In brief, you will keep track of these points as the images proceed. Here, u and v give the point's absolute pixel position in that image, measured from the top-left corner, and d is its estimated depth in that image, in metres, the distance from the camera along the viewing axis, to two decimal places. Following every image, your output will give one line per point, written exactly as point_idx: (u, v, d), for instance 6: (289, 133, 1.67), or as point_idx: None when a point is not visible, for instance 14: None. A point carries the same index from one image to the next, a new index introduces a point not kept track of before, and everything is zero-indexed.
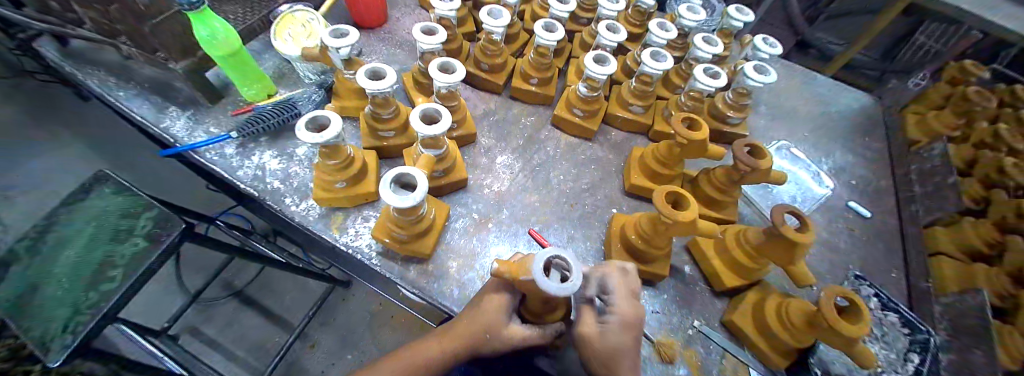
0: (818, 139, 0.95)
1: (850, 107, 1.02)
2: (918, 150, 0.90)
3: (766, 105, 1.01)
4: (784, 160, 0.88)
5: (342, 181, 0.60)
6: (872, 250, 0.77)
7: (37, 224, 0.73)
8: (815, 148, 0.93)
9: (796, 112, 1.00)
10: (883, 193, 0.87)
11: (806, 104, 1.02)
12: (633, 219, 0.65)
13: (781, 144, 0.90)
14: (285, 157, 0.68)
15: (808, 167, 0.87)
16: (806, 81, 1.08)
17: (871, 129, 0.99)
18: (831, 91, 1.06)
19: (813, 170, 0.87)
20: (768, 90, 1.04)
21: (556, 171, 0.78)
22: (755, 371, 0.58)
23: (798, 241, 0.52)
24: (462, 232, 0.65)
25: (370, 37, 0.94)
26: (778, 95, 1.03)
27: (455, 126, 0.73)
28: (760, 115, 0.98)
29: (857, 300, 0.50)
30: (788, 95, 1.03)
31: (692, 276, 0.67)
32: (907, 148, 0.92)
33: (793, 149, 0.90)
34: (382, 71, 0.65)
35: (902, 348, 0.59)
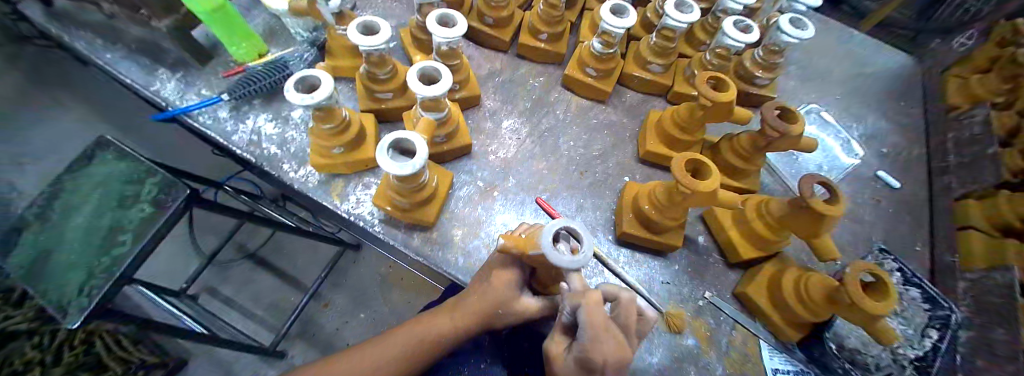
0: (850, 101, 0.89)
1: (887, 68, 0.95)
2: (958, 117, 0.83)
3: (796, 64, 0.93)
4: (814, 127, 0.83)
5: (338, 147, 0.56)
6: (897, 222, 0.74)
7: (43, 191, 0.71)
8: (846, 111, 0.87)
9: (830, 72, 0.93)
10: (914, 163, 0.83)
11: (841, 63, 0.95)
12: (647, 188, 0.61)
13: (813, 107, 0.85)
14: (281, 121, 0.65)
15: (838, 133, 0.82)
16: (841, 37, 0.99)
17: (906, 91, 0.93)
18: (867, 48, 0.98)
19: (844, 136, 0.82)
20: (799, 47, 0.96)
21: (566, 136, 0.74)
22: (764, 343, 0.57)
23: (824, 212, 0.49)
24: (467, 200, 0.63)
25: None
26: (812, 53, 0.95)
27: (459, 87, 0.69)
28: (791, 75, 0.91)
29: (886, 277, 0.46)
30: (823, 54, 0.95)
31: (705, 246, 0.65)
32: (945, 113, 0.86)
33: (825, 113, 0.85)
34: (375, 26, 0.60)
35: (921, 324, 0.57)
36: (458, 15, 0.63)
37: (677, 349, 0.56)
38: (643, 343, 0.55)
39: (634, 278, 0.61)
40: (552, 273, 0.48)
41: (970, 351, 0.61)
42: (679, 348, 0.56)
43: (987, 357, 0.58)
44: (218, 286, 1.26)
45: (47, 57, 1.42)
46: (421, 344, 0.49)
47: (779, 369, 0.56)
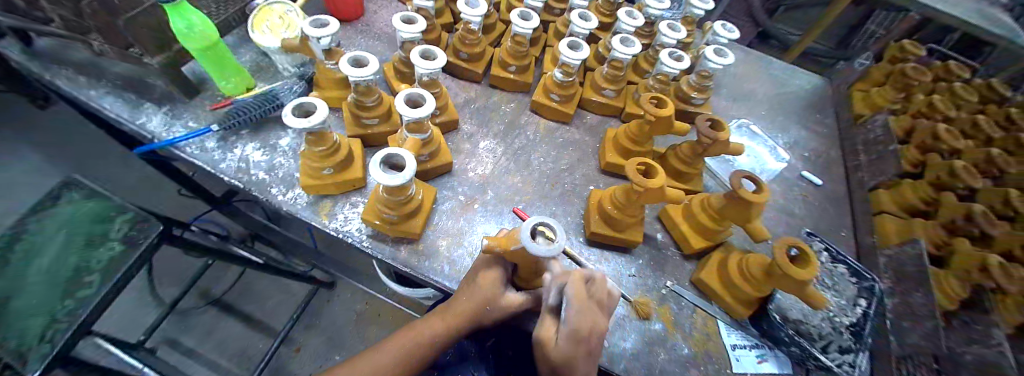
0: (777, 115, 1.03)
1: (803, 88, 1.11)
2: (862, 125, 0.99)
3: (727, 88, 1.07)
4: (742, 137, 0.95)
5: (329, 168, 0.62)
6: (825, 213, 0.85)
7: (2, 234, 0.70)
8: (773, 124, 1.01)
9: (754, 94, 1.07)
10: (835, 164, 0.95)
11: (763, 86, 1.10)
12: (608, 193, 0.69)
13: (741, 122, 0.97)
14: (268, 149, 0.70)
15: (765, 142, 0.94)
16: (762, 65, 1.16)
17: (822, 107, 1.08)
18: (784, 73, 1.15)
19: (770, 145, 0.94)
20: (727, 75, 1.11)
21: (537, 153, 0.82)
22: (722, 322, 0.64)
23: (751, 199, 0.58)
24: (450, 214, 0.68)
25: (349, 31, 0.96)
26: (739, 79, 1.10)
27: (438, 112, 0.76)
28: (722, 96, 1.05)
29: (808, 250, 0.56)
30: (748, 79, 1.11)
31: (664, 242, 0.72)
32: (852, 123, 1.01)
33: (752, 127, 0.97)
34: (365, 60, 0.67)
35: (852, 295, 0.66)
36: (439, 50, 0.72)
37: (646, 333, 0.62)
38: (616, 331, 0.61)
39: (604, 273, 0.67)
40: (532, 267, 0.52)
41: (896, 316, 0.69)
42: (648, 332, 0.62)
43: (909, 318, 0.67)
44: (180, 338, 1.20)
45: (11, 106, 1.40)
46: (415, 347, 0.51)
47: (736, 345, 0.63)
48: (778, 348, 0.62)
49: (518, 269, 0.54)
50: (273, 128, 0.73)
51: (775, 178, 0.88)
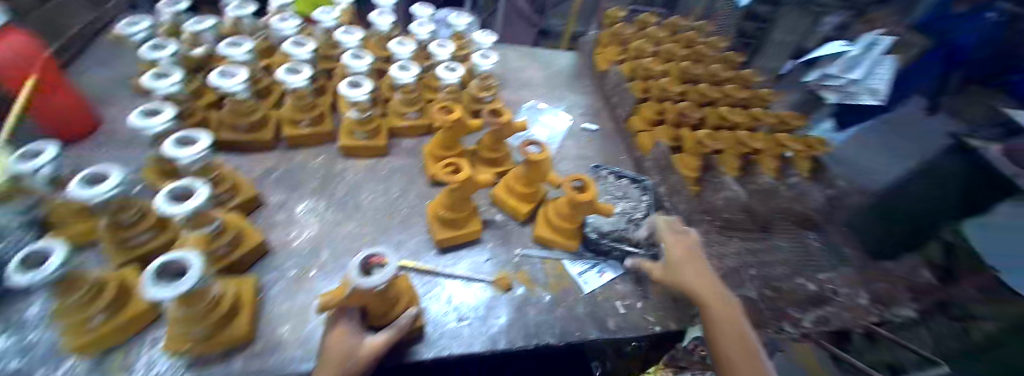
0: (552, 90, 1.32)
1: (565, 64, 1.48)
2: (606, 75, 1.32)
3: (511, 81, 1.33)
4: (532, 114, 1.18)
5: (100, 314, 0.51)
6: (606, 147, 1.11)
7: None
8: (552, 97, 1.29)
9: (533, 79, 1.36)
10: (600, 110, 1.26)
11: (537, 71, 1.41)
12: (436, 200, 0.76)
13: (530, 103, 1.22)
14: (10, 331, 0.55)
15: (550, 111, 1.20)
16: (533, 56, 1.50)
17: (580, 73, 1.44)
18: (550, 57, 1.50)
19: (555, 112, 1.21)
20: (508, 71, 1.38)
21: (366, 193, 0.83)
22: (565, 260, 0.79)
23: (538, 159, 0.73)
24: (284, 294, 0.63)
25: (115, 148, 0.86)
26: (518, 72, 1.38)
27: (229, 195, 0.71)
28: (510, 89, 1.29)
29: (587, 178, 0.73)
30: (524, 70, 1.40)
31: (503, 220, 0.84)
32: (601, 75, 1.35)
33: (538, 104, 1.23)
34: (106, 172, 0.61)
35: (637, 195, 0.88)
36: (201, 131, 0.67)
37: (513, 300, 0.71)
38: (492, 311, 0.68)
39: (462, 272, 0.73)
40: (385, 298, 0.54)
41: None
42: (514, 298, 0.71)
43: None
44: None
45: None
46: None
47: (582, 271, 0.77)
48: (608, 257, 0.79)
49: (374, 310, 0.54)
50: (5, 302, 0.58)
51: (567, 136, 1.13)
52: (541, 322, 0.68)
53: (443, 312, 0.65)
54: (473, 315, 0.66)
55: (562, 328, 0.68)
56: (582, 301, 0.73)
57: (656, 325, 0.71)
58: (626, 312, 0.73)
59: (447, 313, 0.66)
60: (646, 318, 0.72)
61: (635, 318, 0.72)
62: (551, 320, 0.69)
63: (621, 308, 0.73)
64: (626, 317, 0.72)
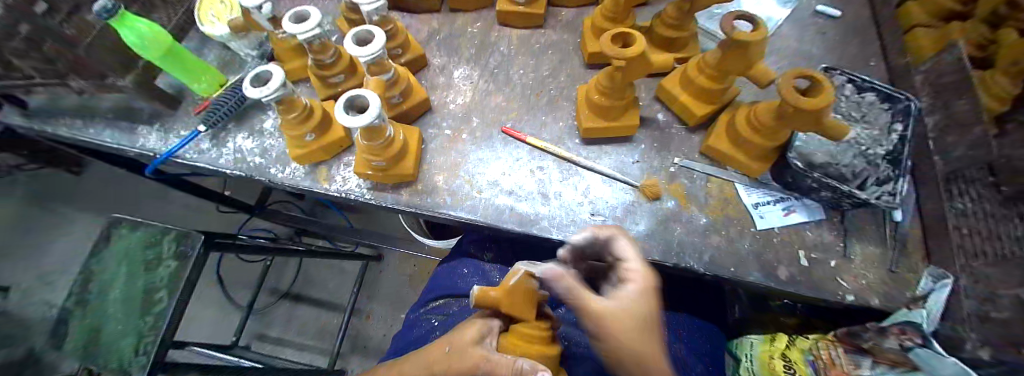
0: None
1: None
2: None
3: None
4: None
5: (310, 133, 0.65)
6: (844, 47, 0.81)
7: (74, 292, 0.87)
8: None
9: None
10: None
11: None
12: (592, 81, 0.64)
13: None
14: (256, 135, 0.75)
15: None
16: None
17: None
18: None
19: None
20: None
21: (516, 66, 0.79)
22: (739, 184, 0.65)
23: (747, 40, 0.52)
24: (440, 150, 0.70)
25: None
26: None
27: (400, 52, 0.75)
28: None
29: (819, 77, 0.50)
30: None
31: (666, 121, 0.71)
32: None
33: None
34: (306, 14, 0.65)
35: (885, 124, 0.63)
36: None
37: (660, 212, 0.62)
38: (630, 217, 0.62)
39: (608, 167, 0.67)
40: (526, 296, 0.51)
41: (940, 133, 0.65)
42: (662, 210, 0.63)
43: (955, 130, 0.63)
44: (266, 330, 1.50)
45: (62, 182, 1.60)
46: None
47: (760, 203, 0.63)
48: (806, 196, 0.62)
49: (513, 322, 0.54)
50: (252, 115, 0.77)
51: (775, 26, 0.83)
52: (688, 243, 0.60)
53: (578, 202, 0.63)
54: (608, 213, 0.62)
55: (713, 257, 0.59)
56: (749, 237, 0.61)
57: (850, 295, 0.57)
58: (809, 266, 0.59)
59: (596, 214, 0.62)
60: (837, 282, 0.58)
61: (817, 275, 0.58)
62: (701, 245, 0.60)
63: (804, 260, 0.59)
64: (805, 269, 0.59)
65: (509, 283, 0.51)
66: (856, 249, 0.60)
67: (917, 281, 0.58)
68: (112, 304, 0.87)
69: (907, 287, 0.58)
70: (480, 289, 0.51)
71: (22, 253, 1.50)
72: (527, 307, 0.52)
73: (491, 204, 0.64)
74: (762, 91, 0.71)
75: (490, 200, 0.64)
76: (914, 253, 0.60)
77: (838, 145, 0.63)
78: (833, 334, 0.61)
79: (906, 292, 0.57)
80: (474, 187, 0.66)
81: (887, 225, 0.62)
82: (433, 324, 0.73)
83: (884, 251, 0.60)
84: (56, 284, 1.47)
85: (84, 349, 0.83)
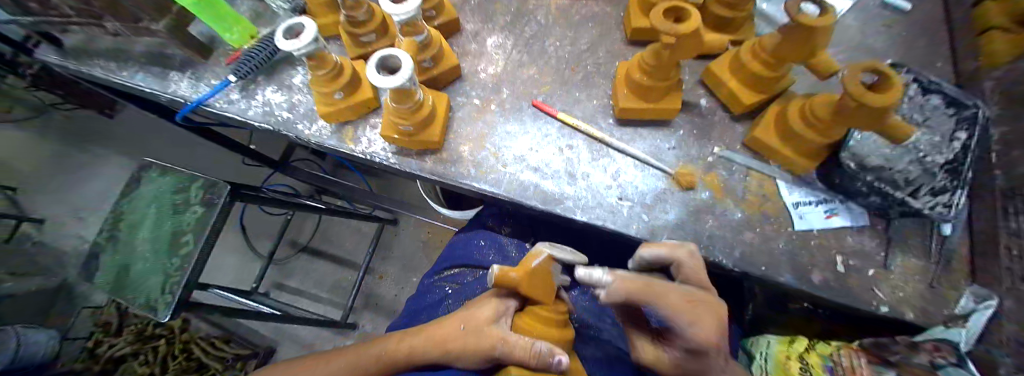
0: None
1: None
2: None
3: None
4: None
5: (338, 91, 0.63)
6: (912, 43, 0.75)
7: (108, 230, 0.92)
8: None
9: None
10: None
11: None
12: (636, 58, 0.61)
13: None
14: (285, 89, 0.74)
15: None
16: None
17: None
18: None
19: None
20: None
21: (552, 37, 0.75)
22: (781, 181, 0.61)
23: (817, 25, 0.47)
24: (468, 119, 0.68)
25: None
26: None
27: (434, 13, 0.72)
28: None
29: (889, 72, 0.46)
30: None
31: (708, 107, 0.67)
32: None
33: None
34: None
35: (949, 130, 0.58)
36: None
37: (692, 202, 0.60)
38: (660, 205, 0.60)
39: (640, 151, 0.64)
40: (543, 277, 0.50)
41: (1004, 146, 0.59)
42: (694, 201, 0.60)
43: None
44: (283, 282, 1.55)
45: (96, 123, 1.66)
46: (378, 360, 0.54)
47: (800, 203, 0.60)
48: (852, 200, 0.58)
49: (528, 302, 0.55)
50: (281, 69, 0.76)
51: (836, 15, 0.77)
52: (718, 238, 0.58)
53: (606, 185, 0.61)
54: (636, 199, 0.60)
55: (743, 254, 0.57)
56: (783, 237, 0.58)
57: (883, 307, 0.54)
58: (844, 272, 0.56)
59: (625, 200, 0.60)
60: (871, 292, 0.55)
61: (852, 283, 0.56)
62: (731, 240, 0.58)
63: (840, 267, 0.56)
64: (841, 276, 0.56)
65: (529, 265, 0.50)
66: (896, 259, 0.57)
67: (956, 298, 0.55)
68: (141, 243, 0.91)
69: (946, 304, 0.55)
70: (501, 269, 0.48)
71: (63, 189, 1.59)
72: (544, 289, 0.51)
73: (516, 179, 0.62)
74: (816, 84, 0.66)
75: (516, 176, 0.63)
76: (960, 269, 0.57)
77: (894, 148, 0.58)
78: (858, 344, 0.58)
79: (944, 310, 0.54)
80: (499, 161, 0.64)
81: (934, 236, 0.58)
82: (447, 291, 0.74)
83: (927, 265, 0.57)
84: (90, 220, 1.55)
85: (113, 283, 0.89)
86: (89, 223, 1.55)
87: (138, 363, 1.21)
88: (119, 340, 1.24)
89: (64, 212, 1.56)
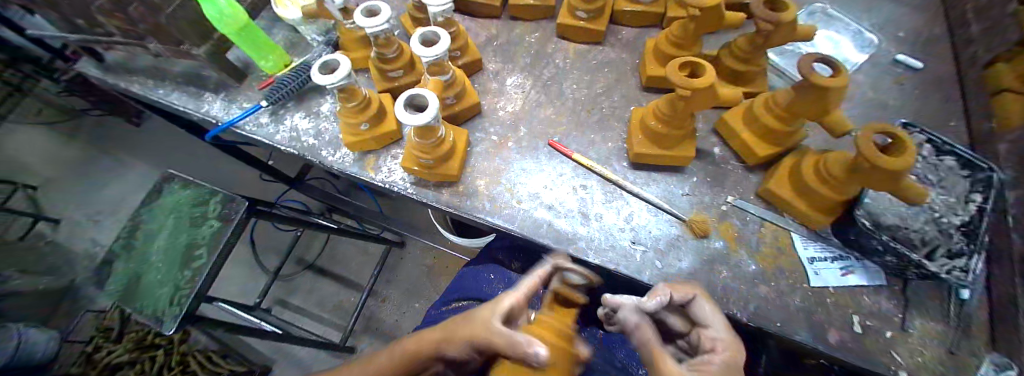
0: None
1: None
2: None
3: None
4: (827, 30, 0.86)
5: (364, 123, 0.66)
6: (925, 101, 0.76)
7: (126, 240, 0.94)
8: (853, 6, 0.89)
9: None
10: (936, 41, 0.82)
11: None
12: (651, 106, 0.63)
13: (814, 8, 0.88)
14: (313, 116, 0.77)
15: (848, 29, 0.85)
16: None
17: None
18: None
19: (855, 31, 0.84)
20: None
21: (570, 80, 0.78)
22: (795, 234, 0.61)
23: (829, 86, 0.49)
24: (485, 155, 0.70)
25: None
26: None
27: (459, 53, 0.75)
28: None
29: (902, 135, 0.47)
30: None
31: (722, 156, 0.68)
32: None
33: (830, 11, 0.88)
34: (376, 8, 0.66)
35: (963, 192, 0.58)
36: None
37: (704, 250, 0.60)
38: (672, 250, 0.60)
39: (654, 195, 0.65)
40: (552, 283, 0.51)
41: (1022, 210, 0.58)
42: (706, 249, 0.60)
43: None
44: (287, 299, 1.55)
45: (123, 132, 1.72)
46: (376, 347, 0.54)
47: (815, 258, 0.60)
48: (867, 258, 0.58)
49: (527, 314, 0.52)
50: (310, 96, 0.80)
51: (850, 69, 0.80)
52: (731, 288, 0.58)
53: (619, 227, 0.62)
54: (649, 243, 0.61)
55: (756, 307, 0.56)
56: (799, 293, 0.58)
57: (902, 372, 0.53)
58: (861, 333, 0.55)
59: (638, 245, 0.60)
60: (888, 356, 0.54)
61: (869, 344, 0.55)
62: (744, 292, 0.57)
63: (857, 326, 0.56)
64: (857, 336, 0.55)
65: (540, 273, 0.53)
66: (914, 322, 0.56)
67: (975, 365, 0.53)
68: (155, 254, 0.92)
69: (967, 372, 0.53)
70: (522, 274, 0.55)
71: (83, 194, 1.63)
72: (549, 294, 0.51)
73: (529, 217, 0.63)
74: (829, 140, 0.67)
75: (530, 213, 0.64)
76: (980, 336, 0.55)
77: (910, 207, 0.59)
78: None
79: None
80: (515, 197, 0.65)
81: (951, 303, 0.57)
82: None
83: (946, 329, 0.55)
84: (105, 225, 1.59)
85: (123, 292, 0.90)
86: (104, 229, 1.58)
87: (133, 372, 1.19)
88: (118, 347, 1.22)
89: (83, 217, 1.60)
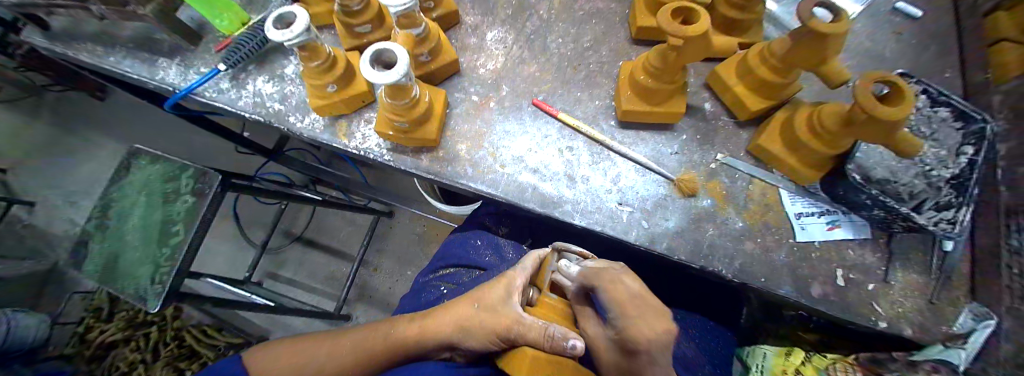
0: None
1: None
2: None
3: None
4: None
5: (332, 84, 0.61)
6: (922, 52, 0.73)
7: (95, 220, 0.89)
8: None
9: None
10: None
11: None
12: (641, 59, 0.59)
13: None
14: (277, 80, 0.72)
15: None
16: None
17: None
18: None
19: None
20: None
21: (555, 34, 0.73)
22: (783, 190, 0.60)
23: (829, 31, 0.45)
24: (465, 117, 0.66)
25: None
26: None
27: (433, 5, 0.69)
28: None
29: (902, 83, 0.44)
30: None
31: (712, 112, 0.65)
32: None
33: None
34: None
35: (955, 143, 0.56)
36: None
37: (692, 209, 0.59)
38: (660, 211, 0.59)
39: (642, 154, 0.62)
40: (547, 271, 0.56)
41: (1011, 162, 0.58)
42: (694, 208, 0.59)
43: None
44: (276, 274, 1.54)
45: (85, 106, 1.62)
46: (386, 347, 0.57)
47: (802, 213, 0.59)
48: (855, 212, 0.57)
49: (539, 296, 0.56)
50: (273, 58, 0.74)
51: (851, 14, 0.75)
52: (720, 247, 0.57)
53: (605, 189, 0.60)
54: (636, 205, 0.59)
55: (743, 264, 0.56)
56: (786, 248, 0.57)
57: (882, 322, 0.53)
58: (844, 286, 0.55)
59: (625, 207, 0.59)
60: (871, 307, 0.54)
61: (852, 296, 0.55)
62: (731, 250, 0.57)
63: (840, 280, 0.56)
64: (841, 289, 0.55)
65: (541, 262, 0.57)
66: (897, 274, 0.56)
67: (955, 316, 0.54)
68: (130, 232, 0.88)
69: (945, 321, 0.54)
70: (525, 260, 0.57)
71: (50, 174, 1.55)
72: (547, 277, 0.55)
73: (513, 181, 0.61)
74: (822, 92, 0.65)
75: (513, 177, 0.61)
76: (959, 285, 0.56)
77: (901, 161, 0.57)
78: (853, 357, 0.57)
79: (943, 326, 0.53)
80: (497, 161, 0.62)
81: (935, 253, 0.57)
82: (441, 292, 0.73)
83: (928, 280, 0.56)
84: (80, 206, 1.53)
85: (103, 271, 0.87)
86: (79, 210, 1.52)
87: (129, 349, 1.21)
88: (111, 326, 1.23)
89: (54, 198, 1.53)
